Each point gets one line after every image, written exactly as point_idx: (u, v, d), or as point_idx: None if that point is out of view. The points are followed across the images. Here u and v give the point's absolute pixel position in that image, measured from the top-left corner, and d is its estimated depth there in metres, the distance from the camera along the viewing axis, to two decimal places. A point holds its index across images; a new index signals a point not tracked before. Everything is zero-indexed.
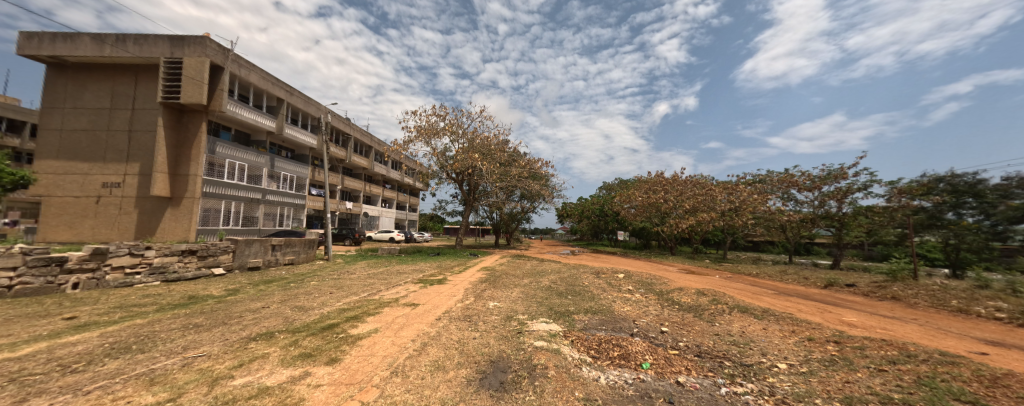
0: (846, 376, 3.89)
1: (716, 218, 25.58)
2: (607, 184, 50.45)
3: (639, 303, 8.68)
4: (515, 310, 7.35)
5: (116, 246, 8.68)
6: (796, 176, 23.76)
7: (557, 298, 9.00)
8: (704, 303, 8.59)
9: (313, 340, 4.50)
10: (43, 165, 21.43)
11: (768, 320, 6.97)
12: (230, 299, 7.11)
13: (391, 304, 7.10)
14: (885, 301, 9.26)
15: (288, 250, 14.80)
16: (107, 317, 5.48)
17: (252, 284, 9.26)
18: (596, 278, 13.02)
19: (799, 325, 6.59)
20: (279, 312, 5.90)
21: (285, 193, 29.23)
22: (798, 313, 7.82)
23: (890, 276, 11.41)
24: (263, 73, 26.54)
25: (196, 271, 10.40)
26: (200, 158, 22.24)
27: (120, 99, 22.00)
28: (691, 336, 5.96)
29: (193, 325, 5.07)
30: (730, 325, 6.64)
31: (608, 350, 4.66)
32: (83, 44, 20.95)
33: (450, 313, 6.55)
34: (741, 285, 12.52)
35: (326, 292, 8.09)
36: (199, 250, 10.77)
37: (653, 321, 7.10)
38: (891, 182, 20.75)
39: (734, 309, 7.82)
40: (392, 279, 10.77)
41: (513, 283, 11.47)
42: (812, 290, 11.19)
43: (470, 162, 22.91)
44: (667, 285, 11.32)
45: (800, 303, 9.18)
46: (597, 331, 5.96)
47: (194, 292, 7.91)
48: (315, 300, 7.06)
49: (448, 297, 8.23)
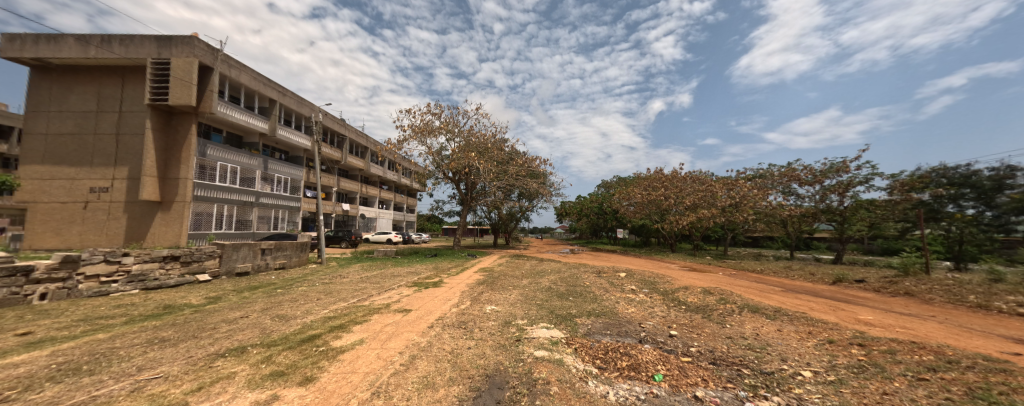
0: (882, 386, 3.45)
1: (717, 214, 25.22)
2: (605, 182, 50.12)
3: (644, 304, 8.29)
4: (513, 314, 6.92)
5: (89, 254, 8.21)
6: (798, 170, 23.48)
7: (557, 300, 8.57)
8: (711, 303, 8.23)
9: (289, 356, 4.06)
10: (28, 170, 20.83)
11: (781, 320, 6.58)
12: (209, 309, 6.63)
13: (381, 310, 6.67)
14: (899, 297, 8.90)
15: (279, 254, 14.30)
16: (67, 332, 5.01)
17: (237, 290, 8.76)
18: (597, 278, 12.64)
19: (815, 326, 6.20)
20: (257, 323, 5.44)
21: (279, 195, 28.68)
22: (812, 311, 7.45)
23: (900, 271, 11.01)
24: (255, 74, 25.99)
25: (178, 278, 9.90)
26: (190, 161, 21.67)
27: (106, 101, 21.40)
28: (703, 340, 5.54)
29: (158, 339, 4.60)
30: (743, 327, 6.23)
31: (615, 360, 4.23)
32: (66, 45, 20.32)
33: (443, 319, 6.11)
34: (746, 282, 12.17)
35: (314, 298, 7.62)
36: (182, 256, 10.31)
37: (660, 323, 6.71)
38: (893, 175, 20.47)
39: (744, 309, 7.43)
40: (384, 283, 10.29)
41: (512, 284, 11.04)
42: (820, 287, 10.84)
43: (467, 161, 22.47)
44: (670, 284, 10.97)
45: (810, 300, 8.83)
46: (602, 337, 5.52)
47: (171, 301, 7.39)
48: (300, 307, 6.60)
49: (443, 301, 7.81)
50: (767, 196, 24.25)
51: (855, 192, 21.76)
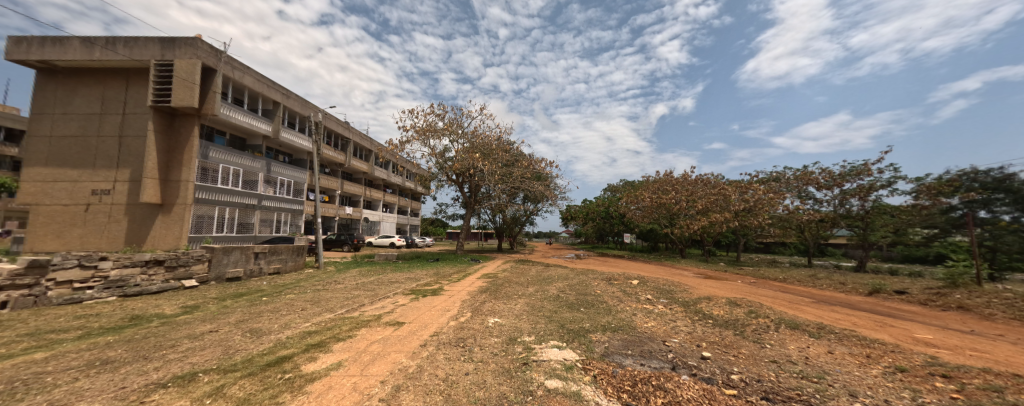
0: None
1: (730, 218, 24.11)
2: (611, 186, 49.15)
3: (664, 317, 7.45)
4: (519, 329, 6.11)
5: (61, 258, 7.64)
6: (814, 173, 22.63)
7: (567, 312, 7.74)
8: (740, 316, 7.36)
9: (246, 386, 3.29)
10: (32, 172, 20.56)
11: (829, 340, 5.72)
12: (179, 321, 5.91)
13: (370, 323, 5.93)
14: (951, 312, 7.97)
15: (274, 258, 13.69)
16: (6, 349, 4.34)
17: (218, 299, 8.04)
18: (608, 286, 11.78)
19: (872, 347, 5.34)
20: (224, 339, 4.71)
21: (282, 198, 28.26)
22: (859, 329, 6.60)
23: (946, 282, 9.96)
24: (258, 75, 25.72)
25: (161, 284, 9.29)
26: (192, 163, 21.30)
27: (110, 103, 21.15)
28: (744, 365, 4.72)
29: (100, 361, 3.88)
30: (787, 348, 5.36)
31: (647, 396, 3.41)
32: (71, 47, 20.14)
33: (439, 336, 5.31)
34: (771, 291, 11.25)
35: (298, 308, 6.89)
36: (166, 260, 9.75)
37: (687, 341, 5.90)
38: (919, 178, 19.46)
39: (781, 325, 6.55)
40: (380, 290, 9.54)
41: (517, 292, 10.26)
42: (855, 298, 9.90)
43: (470, 162, 21.78)
44: (689, 293, 10.06)
45: (849, 314, 7.95)
46: (624, 360, 4.71)
47: (142, 310, 6.69)
48: (280, 320, 5.88)
49: (440, 312, 7.04)
50: (782, 200, 23.42)
51: (877, 196, 20.80)
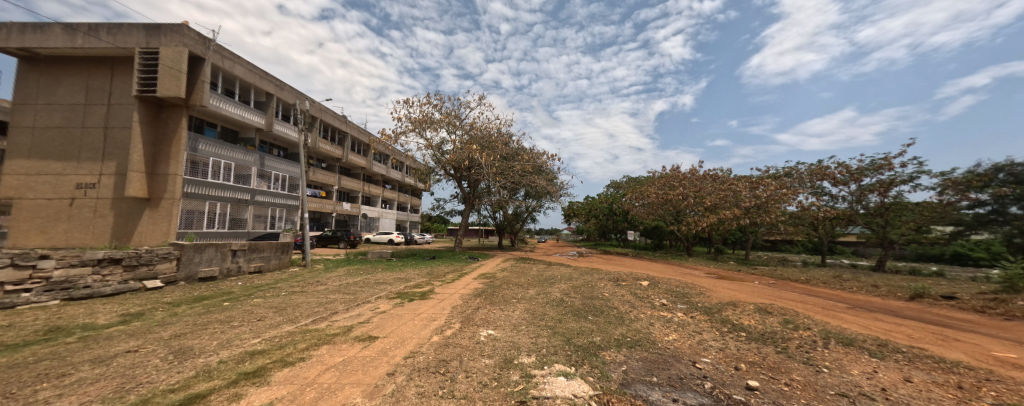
0: None
1: (739, 215, 22.88)
2: (613, 182, 48.07)
3: (687, 329, 6.36)
4: (517, 345, 5.05)
5: None
6: (829, 167, 21.33)
7: (574, 321, 6.63)
8: (777, 327, 6.30)
9: None
10: (13, 165, 19.37)
11: (898, 362, 4.66)
12: (104, 335, 4.84)
13: (336, 337, 4.92)
14: (1018, 322, 6.89)
15: (255, 256, 12.73)
16: None
17: (171, 304, 6.96)
18: (616, 287, 10.74)
19: (962, 374, 4.24)
20: (138, 364, 3.68)
21: (276, 194, 27.17)
22: (921, 344, 5.57)
23: (1002, 286, 8.82)
24: (249, 65, 24.60)
25: (116, 286, 8.26)
26: (179, 156, 20.28)
27: (94, 93, 20.02)
28: (807, 401, 3.63)
29: None
30: (851, 375, 4.28)
31: None
32: (51, 33, 19.01)
33: (415, 358, 4.22)
34: (796, 295, 10.20)
35: (256, 317, 5.83)
36: (124, 258, 8.67)
37: (720, 360, 4.86)
38: (944, 173, 18.21)
39: (830, 341, 5.47)
40: (362, 293, 8.47)
41: (515, 295, 9.17)
42: (895, 303, 8.83)
43: (468, 154, 20.64)
44: (707, 297, 9.01)
45: (900, 324, 6.90)
46: (649, 393, 3.65)
47: (73, 320, 5.60)
48: (226, 334, 4.84)
49: (424, 323, 5.96)
50: (795, 196, 22.20)
51: (898, 193, 19.71)
